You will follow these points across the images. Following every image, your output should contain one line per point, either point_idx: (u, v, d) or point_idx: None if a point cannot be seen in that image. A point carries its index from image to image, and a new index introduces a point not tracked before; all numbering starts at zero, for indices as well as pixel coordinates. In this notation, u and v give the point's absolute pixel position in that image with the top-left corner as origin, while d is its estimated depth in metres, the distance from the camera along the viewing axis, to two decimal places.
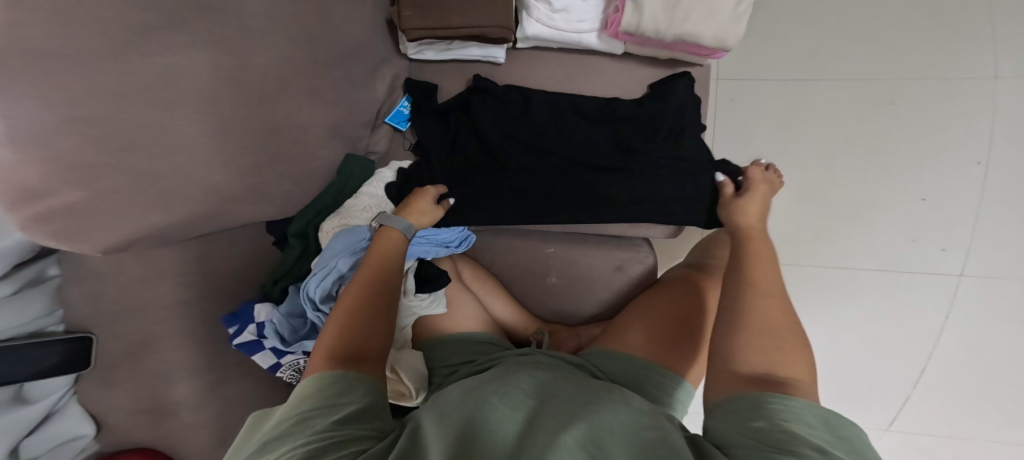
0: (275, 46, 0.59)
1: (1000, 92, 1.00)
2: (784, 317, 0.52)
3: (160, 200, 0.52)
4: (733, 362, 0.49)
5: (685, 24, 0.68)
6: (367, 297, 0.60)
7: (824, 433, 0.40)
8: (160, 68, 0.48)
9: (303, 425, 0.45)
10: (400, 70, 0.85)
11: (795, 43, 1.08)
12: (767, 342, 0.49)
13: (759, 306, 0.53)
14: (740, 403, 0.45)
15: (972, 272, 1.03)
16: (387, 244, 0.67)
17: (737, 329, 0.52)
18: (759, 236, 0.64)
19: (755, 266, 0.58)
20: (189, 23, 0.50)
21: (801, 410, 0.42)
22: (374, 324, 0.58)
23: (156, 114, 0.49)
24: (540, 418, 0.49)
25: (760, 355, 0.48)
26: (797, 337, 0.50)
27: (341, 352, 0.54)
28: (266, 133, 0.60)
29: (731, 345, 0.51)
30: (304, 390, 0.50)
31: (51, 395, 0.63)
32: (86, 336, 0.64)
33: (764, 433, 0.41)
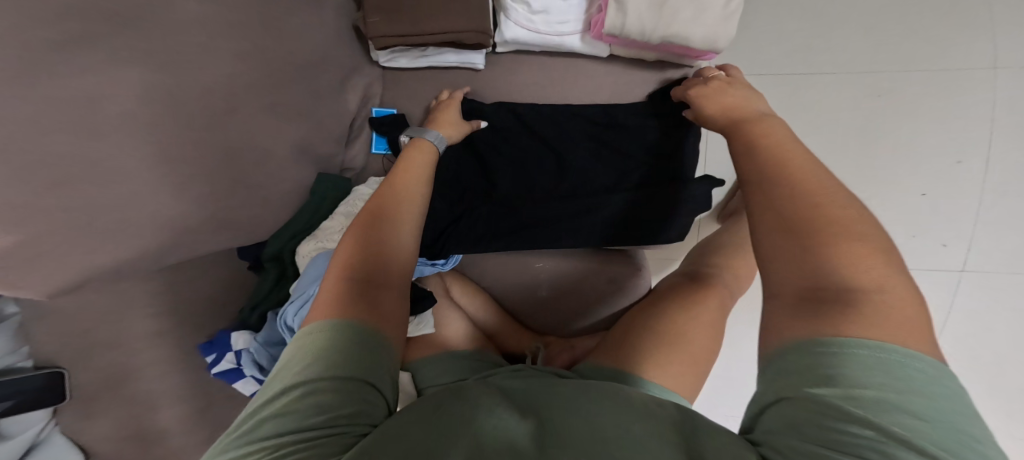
0: (227, 62, 0.55)
1: (1003, 82, 0.95)
2: (843, 209, 0.40)
3: (108, 239, 0.48)
4: (790, 285, 0.40)
5: (672, 24, 0.64)
6: (378, 234, 0.55)
7: (881, 393, 0.32)
8: (96, 98, 0.44)
9: (307, 401, 0.40)
10: (374, 79, 0.80)
11: (789, 35, 1.03)
12: (823, 250, 0.39)
13: (805, 190, 0.42)
14: (781, 365, 0.38)
15: (975, 268, 0.99)
16: (401, 181, 0.63)
17: (773, 241, 0.42)
18: (769, 120, 0.52)
19: (770, 157, 0.46)
20: (124, 44, 0.46)
21: (845, 364, 0.34)
22: (387, 265, 0.54)
23: (89, 147, 0.45)
24: (545, 419, 0.43)
25: (806, 270, 0.39)
26: (860, 230, 0.39)
27: (350, 289, 0.50)
28: (225, 158, 0.56)
29: (783, 265, 0.41)
30: (313, 342, 0.45)
31: (29, 428, 0.59)
32: (58, 370, 0.60)
33: (796, 407, 0.34)
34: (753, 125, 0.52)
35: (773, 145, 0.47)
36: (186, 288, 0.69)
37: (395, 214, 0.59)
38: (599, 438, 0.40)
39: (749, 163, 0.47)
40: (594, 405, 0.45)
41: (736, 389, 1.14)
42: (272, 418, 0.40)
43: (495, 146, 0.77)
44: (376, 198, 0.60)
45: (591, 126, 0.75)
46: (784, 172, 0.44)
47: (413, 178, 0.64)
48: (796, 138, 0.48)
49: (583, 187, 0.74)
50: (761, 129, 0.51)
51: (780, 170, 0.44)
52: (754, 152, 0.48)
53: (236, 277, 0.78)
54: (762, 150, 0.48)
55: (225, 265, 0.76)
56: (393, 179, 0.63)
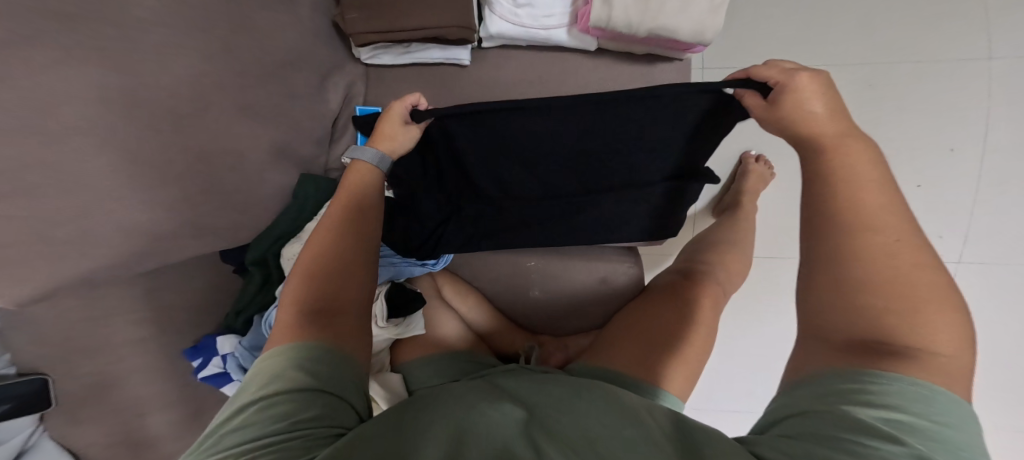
0: (196, 62, 0.53)
1: (997, 72, 0.93)
2: (921, 271, 0.38)
3: (76, 247, 0.47)
4: (837, 330, 0.39)
5: (658, 16, 0.62)
6: (331, 253, 0.54)
7: (918, 420, 0.33)
8: (52, 101, 0.43)
9: (266, 414, 0.40)
10: (357, 77, 0.78)
11: (782, 27, 1.01)
12: (893, 312, 0.37)
13: (883, 242, 0.39)
14: (826, 381, 0.37)
15: (971, 259, 0.98)
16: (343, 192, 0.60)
17: (836, 293, 0.40)
18: (849, 145, 0.43)
19: (845, 193, 0.41)
20: (84, 46, 0.44)
21: (885, 389, 0.34)
22: (340, 274, 0.53)
23: (47, 151, 0.43)
24: (533, 425, 0.42)
25: (866, 325, 0.38)
26: (934, 288, 0.37)
27: (307, 317, 0.49)
28: (196, 161, 0.54)
29: (832, 307, 0.40)
30: (271, 365, 0.44)
31: (16, 435, 0.61)
32: (41, 377, 0.59)
33: (828, 418, 0.34)
34: (835, 152, 0.43)
35: (852, 181, 0.41)
36: (167, 294, 0.68)
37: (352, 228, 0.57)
38: (570, 446, 0.39)
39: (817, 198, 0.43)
40: (579, 412, 0.44)
41: (732, 385, 1.13)
42: (232, 431, 0.39)
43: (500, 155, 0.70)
44: (331, 214, 0.57)
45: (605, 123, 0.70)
46: (859, 211, 0.40)
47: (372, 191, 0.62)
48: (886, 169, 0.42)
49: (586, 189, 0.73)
50: (843, 160, 0.43)
51: (858, 208, 0.40)
52: (828, 186, 0.42)
53: (219, 281, 0.77)
54: (830, 183, 0.42)
55: (207, 269, 0.75)
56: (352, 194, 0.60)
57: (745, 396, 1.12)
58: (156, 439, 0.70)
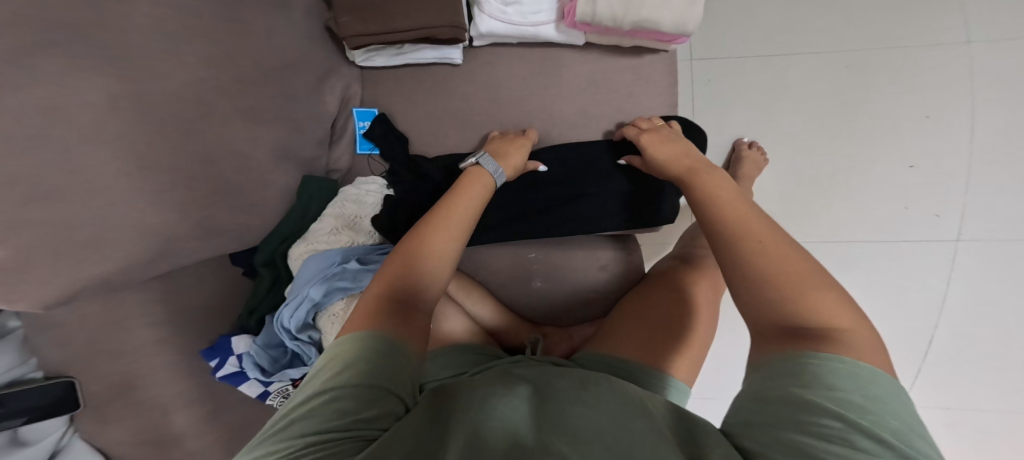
0: (197, 71, 0.55)
1: (976, 56, 0.96)
2: (799, 262, 0.45)
3: (93, 247, 0.50)
4: (760, 323, 0.44)
5: (642, 9, 0.63)
6: (424, 256, 0.55)
7: (852, 397, 0.36)
8: (60, 106, 0.45)
9: (332, 410, 0.40)
10: (352, 81, 0.81)
11: (765, 19, 1.03)
12: (797, 302, 0.42)
13: (763, 249, 0.46)
14: (776, 365, 0.40)
15: (970, 236, 0.97)
16: (444, 223, 0.59)
17: (749, 296, 0.45)
18: (714, 174, 0.57)
19: (721, 218, 0.51)
20: (90, 58, 0.47)
21: (821, 372, 0.38)
22: (416, 295, 0.52)
23: (62, 157, 0.46)
24: (545, 419, 0.44)
25: (774, 313, 0.43)
26: (820, 283, 0.43)
27: (387, 312, 0.49)
28: (202, 164, 0.57)
29: (751, 306, 0.45)
30: (344, 356, 0.44)
31: (49, 435, 0.63)
32: (69, 380, 0.63)
33: (773, 404, 0.38)
34: (698, 185, 0.56)
35: (720, 206, 0.52)
36: (180, 293, 0.71)
37: (443, 236, 0.58)
38: (576, 440, 0.41)
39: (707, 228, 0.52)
40: (583, 404, 0.46)
41: (733, 371, 1.13)
42: (298, 423, 0.39)
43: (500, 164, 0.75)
44: (425, 221, 0.59)
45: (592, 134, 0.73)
46: (741, 232, 0.48)
47: (473, 201, 0.63)
48: (744, 193, 0.53)
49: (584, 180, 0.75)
50: (710, 186, 0.55)
51: (739, 230, 0.49)
52: (711, 213, 0.52)
53: (228, 283, 0.79)
54: (716, 213, 0.52)
55: (218, 271, 0.77)
56: (449, 207, 0.61)
57: None
58: (180, 436, 0.72)
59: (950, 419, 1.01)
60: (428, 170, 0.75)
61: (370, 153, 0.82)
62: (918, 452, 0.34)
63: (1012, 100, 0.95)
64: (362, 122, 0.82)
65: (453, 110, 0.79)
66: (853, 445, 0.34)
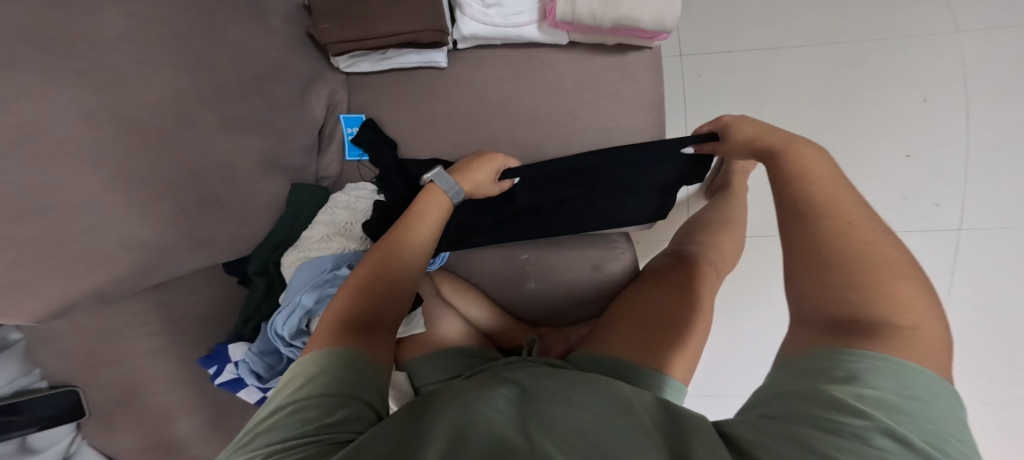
0: (177, 84, 0.56)
1: (965, 44, 0.95)
2: (885, 253, 0.42)
3: (81, 262, 0.51)
4: (822, 308, 0.43)
5: (620, 7, 0.62)
6: (386, 266, 0.58)
7: (884, 395, 0.35)
8: (39, 124, 0.46)
9: (295, 419, 0.42)
10: (337, 88, 0.81)
11: (752, 12, 1.02)
12: (870, 294, 0.41)
13: (851, 232, 0.44)
14: (817, 358, 0.40)
15: (972, 224, 0.94)
16: (404, 235, 0.62)
17: (815, 277, 0.44)
18: (808, 149, 0.52)
19: (805, 192, 0.48)
20: (68, 75, 0.47)
21: (856, 369, 0.37)
22: (377, 308, 0.55)
23: (45, 174, 0.46)
24: (532, 416, 0.43)
25: (835, 304, 0.42)
26: (904, 274, 0.41)
27: (348, 324, 0.52)
28: (187, 175, 0.57)
29: (815, 290, 0.43)
30: (310, 368, 0.47)
31: (57, 442, 0.65)
32: (72, 390, 0.64)
33: (798, 397, 0.38)
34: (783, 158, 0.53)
35: (809, 182, 0.49)
36: (174, 303, 0.72)
37: (404, 246, 0.61)
38: (562, 439, 0.40)
39: (786, 201, 0.49)
40: (571, 402, 0.46)
41: (736, 369, 1.11)
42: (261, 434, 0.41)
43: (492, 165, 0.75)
44: (387, 234, 0.62)
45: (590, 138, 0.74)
46: (829, 209, 0.46)
47: (434, 212, 0.66)
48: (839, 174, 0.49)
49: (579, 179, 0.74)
50: (799, 156, 0.51)
51: (827, 206, 0.46)
52: (796, 188, 0.49)
53: (223, 292, 0.80)
54: (798, 188, 0.49)
55: (212, 281, 0.78)
56: (410, 219, 0.64)
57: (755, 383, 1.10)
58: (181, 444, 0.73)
59: None
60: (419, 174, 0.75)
61: (359, 159, 0.82)
62: (948, 456, 0.32)
63: (1009, 85, 0.92)
64: (350, 129, 0.82)
65: (439, 114, 0.79)
66: (872, 444, 0.32)
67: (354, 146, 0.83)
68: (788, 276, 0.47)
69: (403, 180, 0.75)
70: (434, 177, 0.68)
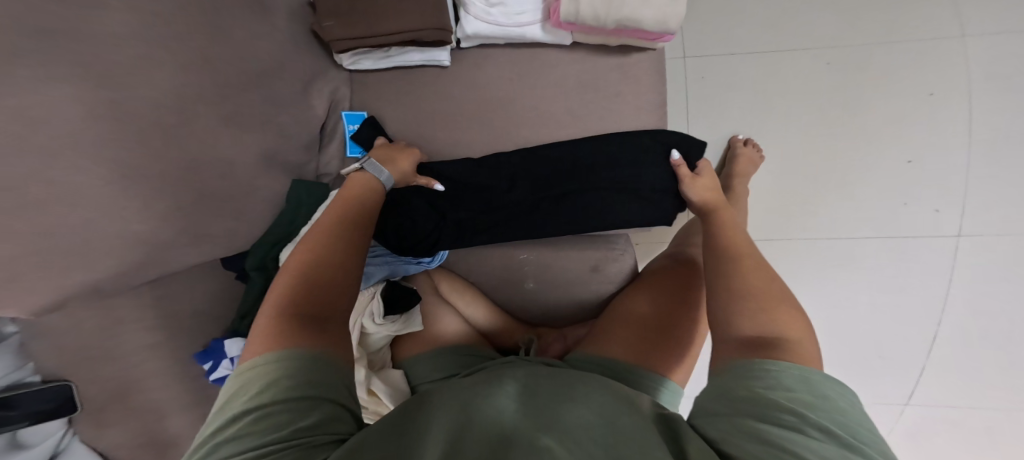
0: (177, 78, 0.56)
1: (971, 49, 0.95)
2: (774, 285, 0.50)
3: (78, 258, 0.50)
4: (729, 331, 0.48)
5: (623, 8, 0.62)
6: (330, 252, 0.55)
7: (806, 397, 0.38)
8: (40, 119, 0.45)
9: (265, 424, 0.40)
10: (339, 85, 0.81)
11: (756, 15, 1.02)
12: (749, 310, 0.48)
13: (746, 271, 0.52)
14: (739, 370, 0.43)
15: (970, 232, 0.95)
16: (341, 221, 0.59)
17: (724, 306, 0.50)
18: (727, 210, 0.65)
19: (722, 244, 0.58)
20: (68, 68, 0.47)
21: (779, 375, 0.40)
22: (326, 297, 0.52)
23: (44, 167, 0.46)
24: (526, 414, 0.43)
25: (735, 325, 0.48)
26: (778, 297, 0.49)
27: (296, 318, 0.48)
28: (187, 172, 0.57)
29: (722, 317, 0.49)
30: (265, 373, 0.43)
31: (48, 438, 0.63)
32: (67, 384, 0.62)
33: (731, 399, 0.41)
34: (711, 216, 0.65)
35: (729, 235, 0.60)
36: (170, 299, 0.71)
37: (347, 231, 0.58)
38: (568, 438, 0.40)
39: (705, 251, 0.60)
40: (566, 400, 0.46)
41: None
42: (230, 441, 0.39)
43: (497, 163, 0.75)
44: (323, 221, 0.59)
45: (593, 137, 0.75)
46: (732, 255, 0.56)
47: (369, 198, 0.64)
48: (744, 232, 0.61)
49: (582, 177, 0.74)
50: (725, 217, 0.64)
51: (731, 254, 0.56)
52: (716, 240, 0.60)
53: (220, 288, 0.80)
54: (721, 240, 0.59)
55: (210, 277, 0.78)
56: (343, 205, 0.61)
57: None
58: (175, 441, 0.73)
59: (952, 417, 0.99)
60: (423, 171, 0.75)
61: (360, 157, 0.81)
62: (865, 443, 0.35)
63: (1014, 93, 0.93)
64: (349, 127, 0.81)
65: (441, 112, 0.79)
66: (806, 434, 0.36)
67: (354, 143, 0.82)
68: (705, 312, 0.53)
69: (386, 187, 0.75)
70: (365, 165, 0.67)
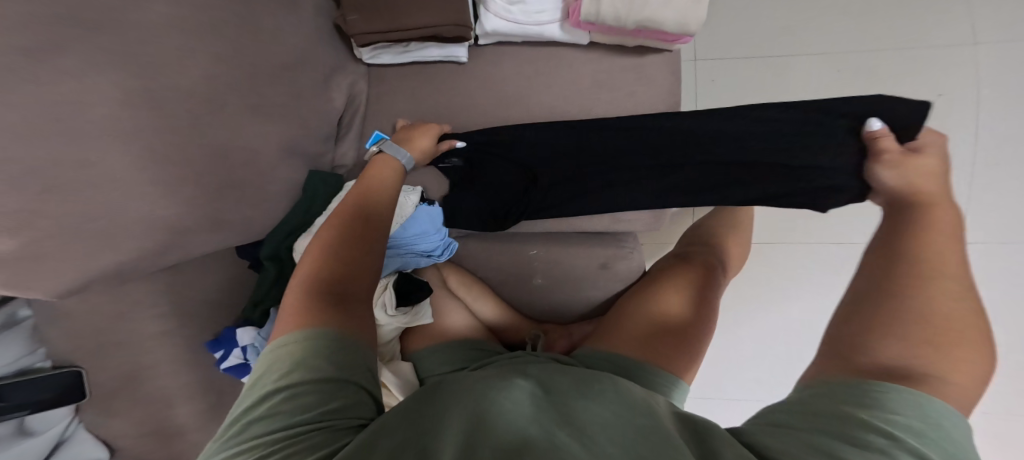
0: (205, 66, 0.57)
1: (981, 58, 0.97)
2: (952, 304, 0.38)
3: (103, 240, 0.51)
4: (865, 351, 0.37)
5: (644, 9, 0.64)
6: (352, 238, 0.56)
7: (910, 421, 0.31)
8: (77, 101, 0.46)
9: (293, 404, 0.41)
10: (357, 78, 0.82)
11: (768, 20, 1.04)
12: (904, 334, 0.37)
13: (930, 280, 0.40)
14: (833, 386, 0.36)
15: (971, 239, 0.98)
16: (370, 199, 0.63)
17: (868, 319, 0.39)
18: (943, 211, 0.48)
19: (910, 241, 0.45)
20: (101, 51, 0.48)
21: (886, 397, 0.33)
22: (352, 275, 0.53)
23: (76, 149, 0.47)
24: (546, 410, 0.44)
25: (867, 346, 0.37)
26: (955, 325, 0.37)
27: (324, 293, 0.50)
28: (212, 158, 0.58)
29: (861, 331, 0.38)
30: (293, 353, 0.44)
31: (54, 426, 0.63)
32: (75, 371, 0.64)
33: (818, 416, 0.34)
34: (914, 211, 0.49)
35: (924, 230, 0.46)
36: (186, 285, 0.72)
37: (366, 218, 0.60)
38: (587, 433, 0.41)
39: (875, 245, 0.47)
40: (585, 398, 0.47)
41: (733, 370, 1.15)
42: (260, 421, 0.40)
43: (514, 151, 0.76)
44: (342, 209, 0.60)
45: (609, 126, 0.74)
46: (925, 258, 0.42)
47: (388, 175, 0.67)
48: (960, 238, 0.45)
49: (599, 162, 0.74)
50: (931, 216, 0.48)
51: (925, 255, 0.42)
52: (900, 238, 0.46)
53: (235, 277, 0.81)
54: (914, 237, 0.45)
55: (225, 264, 0.79)
56: (360, 194, 0.63)
57: (748, 383, 1.14)
58: (181, 429, 0.73)
59: None
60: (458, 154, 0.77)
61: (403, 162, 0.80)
62: None
63: (1020, 102, 0.95)
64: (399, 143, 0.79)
65: (457, 108, 0.80)
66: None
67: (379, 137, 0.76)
68: (836, 316, 0.42)
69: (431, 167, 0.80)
70: (383, 147, 0.70)
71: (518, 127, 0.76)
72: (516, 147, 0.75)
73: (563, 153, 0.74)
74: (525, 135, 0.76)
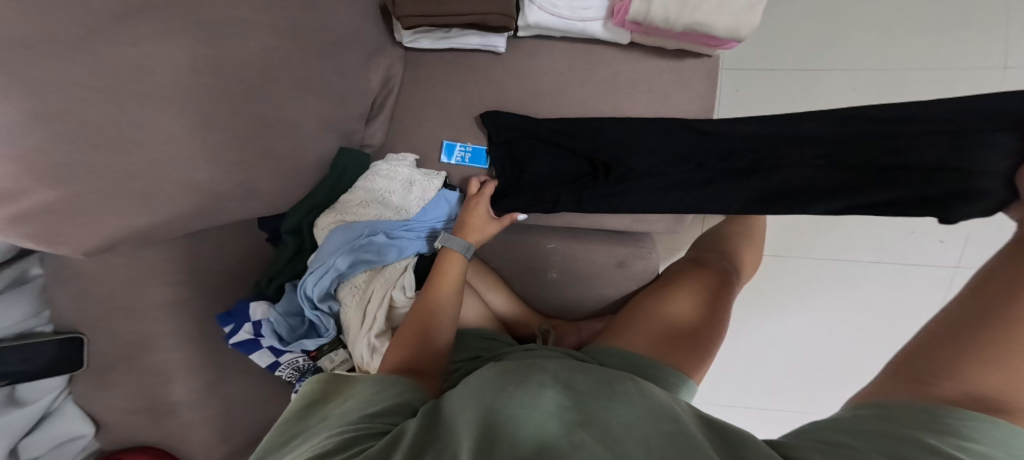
0: (258, 35, 0.57)
1: (1007, 84, 0.99)
2: None
3: (143, 200, 0.51)
4: (938, 382, 0.37)
5: (695, 13, 0.66)
6: (422, 327, 0.62)
7: (992, 452, 0.31)
8: (140, 62, 0.47)
9: (338, 419, 0.45)
10: (395, 60, 0.82)
11: (796, 36, 1.07)
12: (985, 360, 0.36)
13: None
14: (895, 412, 0.36)
15: (969, 264, 1.04)
16: (438, 289, 0.67)
17: (939, 347, 0.39)
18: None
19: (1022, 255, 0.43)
20: (164, 13, 0.49)
21: (960, 424, 0.33)
22: (425, 355, 0.59)
23: (132, 108, 0.47)
24: (565, 410, 0.44)
25: (941, 372, 0.37)
26: None
27: (399, 368, 0.56)
28: (254, 127, 0.59)
29: (938, 360, 0.38)
30: (349, 388, 0.50)
31: (46, 395, 0.59)
32: (76, 336, 0.61)
33: (881, 438, 0.35)
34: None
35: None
36: (208, 254, 0.71)
37: (438, 313, 0.64)
38: (610, 437, 0.40)
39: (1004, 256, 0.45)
40: (607, 396, 0.46)
41: (734, 378, 1.17)
42: (308, 437, 0.44)
43: (550, 141, 0.78)
44: (418, 299, 0.67)
45: (647, 122, 0.77)
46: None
47: (454, 269, 0.69)
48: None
49: (633, 154, 0.76)
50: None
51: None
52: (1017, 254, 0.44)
53: (252, 249, 0.80)
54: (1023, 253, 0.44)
55: (246, 236, 0.78)
56: (433, 281, 0.68)
57: (745, 389, 1.17)
58: (175, 407, 0.68)
59: None
60: (508, 136, 0.79)
61: (449, 155, 0.82)
62: None
63: None
64: (463, 148, 0.82)
65: (490, 97, 0.82)
66: None
67: (452, 147, 0.82)
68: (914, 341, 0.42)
69: (499, 150, 0.79)
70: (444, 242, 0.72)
71: (561, 118, 0.79)
72: (549, 138, 0.78)
73: (598, 147, 0.77)
74: (558, 128, 0.78)
